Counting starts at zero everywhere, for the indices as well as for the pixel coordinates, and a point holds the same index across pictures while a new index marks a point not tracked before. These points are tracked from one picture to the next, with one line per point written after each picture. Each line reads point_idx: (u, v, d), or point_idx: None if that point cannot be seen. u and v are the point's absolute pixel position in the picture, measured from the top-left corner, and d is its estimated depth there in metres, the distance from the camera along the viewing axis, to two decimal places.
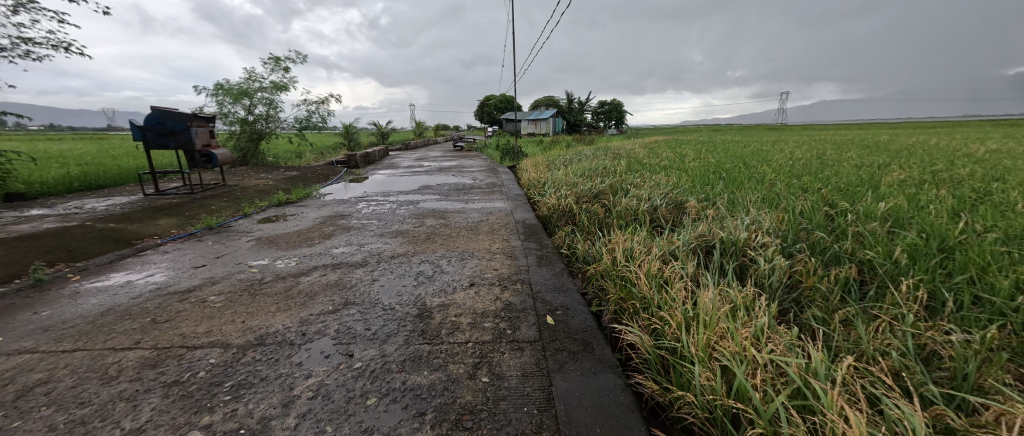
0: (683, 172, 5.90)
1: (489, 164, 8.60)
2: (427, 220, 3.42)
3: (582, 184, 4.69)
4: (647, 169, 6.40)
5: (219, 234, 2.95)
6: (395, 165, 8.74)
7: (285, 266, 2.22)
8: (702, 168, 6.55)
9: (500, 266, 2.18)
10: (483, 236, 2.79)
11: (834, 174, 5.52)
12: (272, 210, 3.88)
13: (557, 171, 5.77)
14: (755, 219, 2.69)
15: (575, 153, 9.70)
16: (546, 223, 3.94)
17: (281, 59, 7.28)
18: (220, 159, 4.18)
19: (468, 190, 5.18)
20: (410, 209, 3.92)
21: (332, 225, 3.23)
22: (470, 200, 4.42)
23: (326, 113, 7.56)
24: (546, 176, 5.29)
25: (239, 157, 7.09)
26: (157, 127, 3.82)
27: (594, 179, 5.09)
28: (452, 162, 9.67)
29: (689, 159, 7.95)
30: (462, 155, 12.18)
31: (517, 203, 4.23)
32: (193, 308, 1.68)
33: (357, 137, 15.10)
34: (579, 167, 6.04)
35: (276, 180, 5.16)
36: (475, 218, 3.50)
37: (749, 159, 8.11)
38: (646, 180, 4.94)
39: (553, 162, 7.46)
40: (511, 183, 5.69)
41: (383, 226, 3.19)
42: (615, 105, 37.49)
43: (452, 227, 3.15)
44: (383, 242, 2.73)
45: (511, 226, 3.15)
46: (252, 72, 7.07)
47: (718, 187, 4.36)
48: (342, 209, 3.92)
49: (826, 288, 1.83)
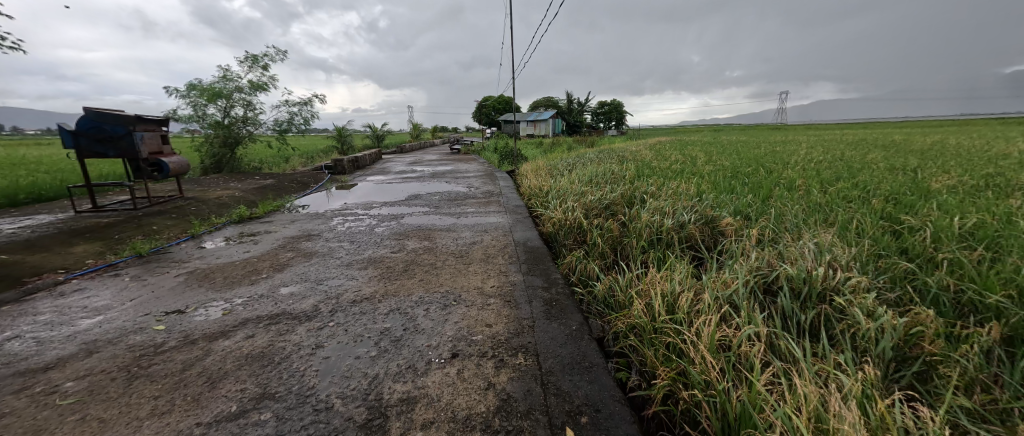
0: (699, 177, 5.36)
1: (486, 169, 8.03)
2: (408, 242, 2.85)
3: (590, 194, 4.12)
4: (660, 174, 5.83)
5: (147, 264, 2.38)
6: (386, 170, 8.15)
7: (203, 321, 1.65)
8: (720, 172, 5.97)
9: (495, 319, 1.60)
10: (474, 268, 2.21)
11: (870, 179, 4.96)
12: (229, 229, 3.31)
13: (560, 178, 5.20)
14: (818, 243, 2.13)
15: (578, 155, 9.17)
16: (551, 242, 3.38)
17: (260, 57, 6.77)
18: (171, 168, 3.63)
19: (462, 200, 4.62)
20: (391, 226, 3.35)
21: (292, 251, 2.65)
22: (462, 213, 3.85)
23: (310, 115, 7.01)
24: (549, 184, 4.72)
25: (211, 163, 6.49)
26: (92, 132, 3.24)
27: (604, 188, 4.51)
28: (448, 166, 9.10)
29: (701, 163, 7.40)
30: (458, 159, 11.56)
31: (516, 217, 3.67)
32: (24, 411, 1.10)
33: (350, 140, 14.54)
34: (586, 174, 5.46)
35: (245, 191, 4.59)
36: (467, 238, 2.92)
37: (765, 162, 7.57)
38: (663, 189, 4.36)
39: (556, 166, 6.88)
40: (509, 192, 5.12)
41: (354, 252, 2.62)
42: (615, 106, 37.06)
43: (437, 252, 2.57)
44: (346, 277, 2.16)
45: (509, 251, 2.57)
46: (228, 70, 6.56)
47: (748, 197, 3.79)
48: (312, 227, 3.36)
49: (968, 362, 1.27)
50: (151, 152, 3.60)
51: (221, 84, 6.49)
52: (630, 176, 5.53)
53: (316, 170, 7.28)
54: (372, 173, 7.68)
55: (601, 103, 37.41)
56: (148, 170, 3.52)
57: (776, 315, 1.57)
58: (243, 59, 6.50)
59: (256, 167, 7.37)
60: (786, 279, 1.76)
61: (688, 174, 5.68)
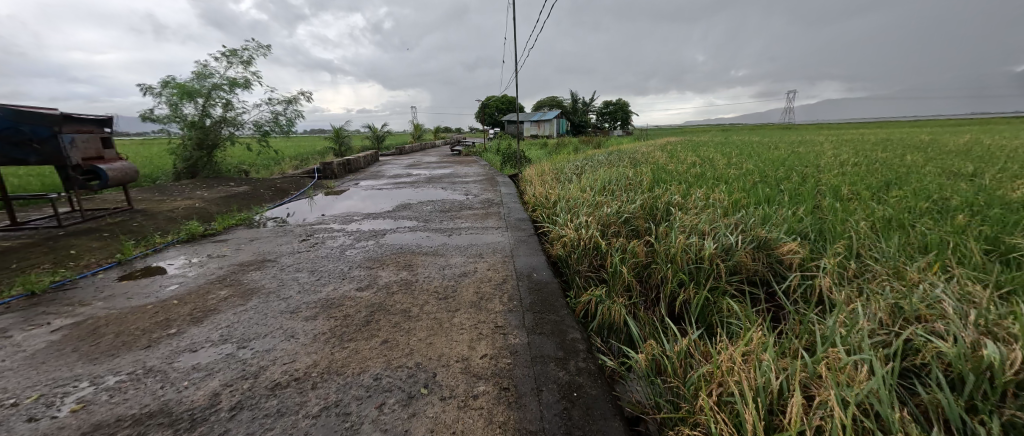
0: (726, 184, 4.74)
1: (487, 173, 7.43)
2: (381, 272, 2.25)
3: (606, 206, 3.51)
4: (681, 181, 5.19)
5: (31, 309, 1.81)
6: (379, 174, 7.57)
7: (28, 430, 1.05)
8: (748, 178, 5.32)
9: (484, 434, 1.00)
10: (459, 323, 1.61)
11: (928, 186, 4.29)
12: (172, 251, 2.74)
13: (569, 185, 4.59)
14: (944, 287, 1.51)
15: (586, 158, 8.54)
16: (561, 267, 2.78)
17: (241, 52, 6.24)
18: (110, 177, 3.09)
19: (458, 211, 4.03)
20: (367, 247, 2.76)
21: (229, 286, 2.06)
22: (455, 230, 3.25)
23: (295, 114, 6.46)
24: (557, 193, 4.12)
25: (184, 168, 5.91)
26: (7, 134, 2.68)
27: (620, 198, 3.88)
28: (447, 170, 8.52)
29: (722, 166, 6.78)
30: (460, 161, 11.01)
31: (518, 234, 3.08)
32: None
33: (347, 141, 14.00)
34: (598, 180, 4.85)
35: (209, 200, 4.03)
36: (456, 268, 2.32)
37: (792, 164, 6.92)
38: (691, 199, 3.73)
39: (562, 170, 6.27)
40: (512, 201, 4.51)
41: (308, 289, 2.02)
42: (621, 106, 36.42)
43: (414, 291, 1.97)
44: (281, 334, 1.55)
45: (509, 290, 1.97)
46: (205, 66, 6.03)
47: (797, 211, 3.16)
48: (272, 248, 2.78)
49: None
50: (86, 158, 3.05)
51: (197, 80, 5.94)
52: (648, 183, 4.90)
53: (302, 176, 6.70)
54: (363, 178, 7.10)
55: (606, 103, 36.74)
56: (81, 179, 2.97)
57: (943, 433, 0.96)
58: (222, 53, 5.96)
59: (237, 172, 6.80)
60: (933, 359, 1.14)
61: (713, 181, 5.05)
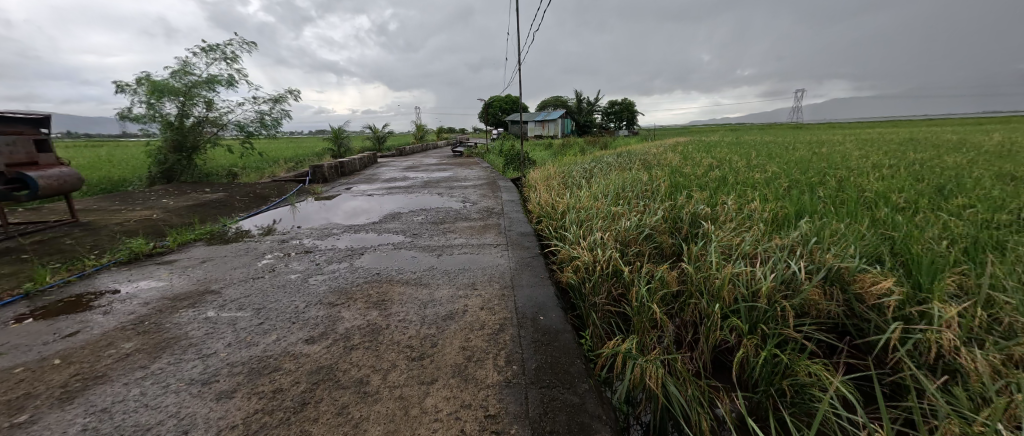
0: (755, 190, 4.23)
1: (488, 177, 6.93)
2: (344, 311, 1.75)
3: (623, 220, 3.00)
4: (703, 187, 4.66)
5: None
6: (373, 178, 7.10)
7: None
8: (778, 183, 4.78)
9: None
10: (434, 411, 1.11)
11: (991, 192, 3.75)
12: (103, 276, 2.28)
13: (578, 192, 4.08)
14: None
15: (594, 159, 8.04)
16: (573, 295, 2.28)
17: (224, 47, 5.79)
18: (42, 187, 2.64)
19: (452, 222, 3.55)
20: (336, 273, 2.27)
21: (142, 334, 1.58)
22: (446, 248, 2.75)
23: (282, 113, 6.01)
24: (565, 201, 3.61)
25: (159, 172, 5.44)
26: None
27: (639, 209, 3.38)
28: (445, 173, 8.04)
29: (743, 169, 6.25)
30: (461, 162, 10.55)
31: (520, 254, 2.59)
32: None
33: (345, 143, 13.56)
34: (611, 186, 4.33)
35: (172, 210, 3.57)
36: (440, 305, 1.82)
37: (819, 166, 6.38)
38: (722, 211, 3.21)
39: (569, 174, 5.76)
40: (514, 211, 4.00)
41: (242, 340, 1.53)
42: (626, 106, 35.80)
43: (379, 345, 1.47)
44: (172, 430, 1.06)
45: (506, 344, 1.46)
46: (185, 62, 5.59)
47: (854, 226, 2.66)
48: (223, 273, 2.31)
49: None
50: (13, 165, 2.60)
51: (176, 77, 5.49)
52: (666, 190, 4.37)
53: (289, 180, 6.24)
54: (355, 182, 6.62)
55: (612, 102, 36.15)
56: (4, 190, 2.51)
57: None
58: (202, 48, 5.50)
59: (221, 176, 6.35)
60: None
61: (739, 186, 4.51)
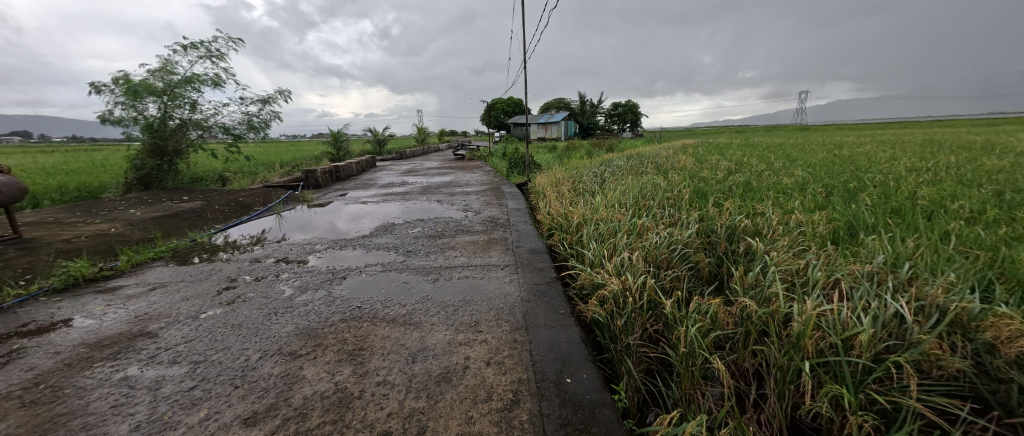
0: (788, 198, 3.82)
1: (491, 182, 6.50)
2: (307, 369, 1.33)
3: (651, 236, 2.58)
4: (729, 194, 4.22)
5: None
6: (369, 183, 6.69)
7: None
8: (813, 190, 4.33)
9: None
10: None
11: None
12: (24, 309, 1.86)
13: (594, 201, 3.65)
14: None
15: (602, 163, 7.65)
16: (600, 334, 1.86)
17: (209, 44, 5.43)
18: None
19: (453, 235, 3.14)
20: (308, 307, 1.85)
21: (26, 407, 1.16)
22: (445, 270, 2.33)
23: (272, 114, 5.63)
24: (581, 213, 3.18)
25: (136, 178, 5.05)
26: None
27: (665, 220, 2.96)
28: (446, 177, 7.63)
29: (764, 173, 5.86)
30: (463, 166, 10.17)
31: (532, 278, 2.18)
32: None
33: (344, 146, 13.20)
34: (629, 194, 3.90)
35: (135, 222, 3.16)
36: (434, 359, 1.39)
37: (846, 170, 5.97)
38: (764, 224, 2.77)
39: (579, 180, 5.36)
40: (522, 222, 3.56)
41: (158, 418, 1.11)
42: (630, 108, 35.46)
43: (345, 432, 1.04)
44: None
45: (525, 431, 1.04)
46: (168, 59, 5.22)
47: (929, 244, 2.24)
48: (171, 304, 1.89)
49: None
50: None
51: (158, 75, 5.12)
52: (690, 199, 3.94)
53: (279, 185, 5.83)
54: (350, 188, 6.21)
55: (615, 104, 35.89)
56: None
57: None
58: (186, 44, 5.14)
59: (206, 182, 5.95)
60: None
61: (771, 194, 4.06)
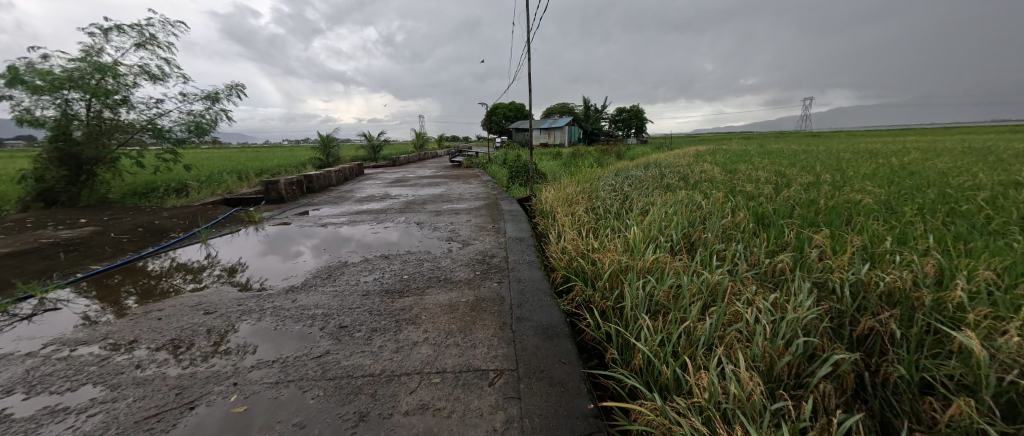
0: (890, 228, 2.78)
1: (488, 196, 5.45)
2: None
3: (745, 309, 1.54)
4: (803, 224, 3.16)
5: None
6: (344, 197, 5.69)
7: None
8: (914, 214, 3.25)
9: None
10: None
11: None
12: None
13: (626, 235, 2.62)
14: None
15: (618, 174, 6.64)
16: None
17: (141, 28, 4.43)
18: None
19: (423, 289, 2.10)
20: None
21: None
22: (385, 383, 1.28)
23: (223, 113, 4.79)
24: (615, 257, 2.13)
25: (40, 192, 4.05)
26: None
27: (744, 273, 1.93)
28: (437, 189, 6.61)
29: (820, 187, 4.83)
30: (459, 175, 9.20)
31: (546, 415, 1.13)
32: None
33: (333, 153, 12.25)
34: (672, 223, 2.85)
35: None
36: None
37: (918, 184, 4.94)
38: (917, 285, 1.72)
39: (596, 196, 4.34)
40: (524, 263, 2.50)
41: None
42: (636, 113, 34.53)
43: None
44: None
45: None
46: (88, 46, 4.25)
47: None
48: None
49: None
50: None
51: (74, 64, 4.15)
52: (755, 230, 2.88)
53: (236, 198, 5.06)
54: (318, 204, 5.19)
55: (620, 110, 35.07)
56: None
57: None
58: (109, 27, 4.19)
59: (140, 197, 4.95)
60: None
61: (865, 222, 2.98)
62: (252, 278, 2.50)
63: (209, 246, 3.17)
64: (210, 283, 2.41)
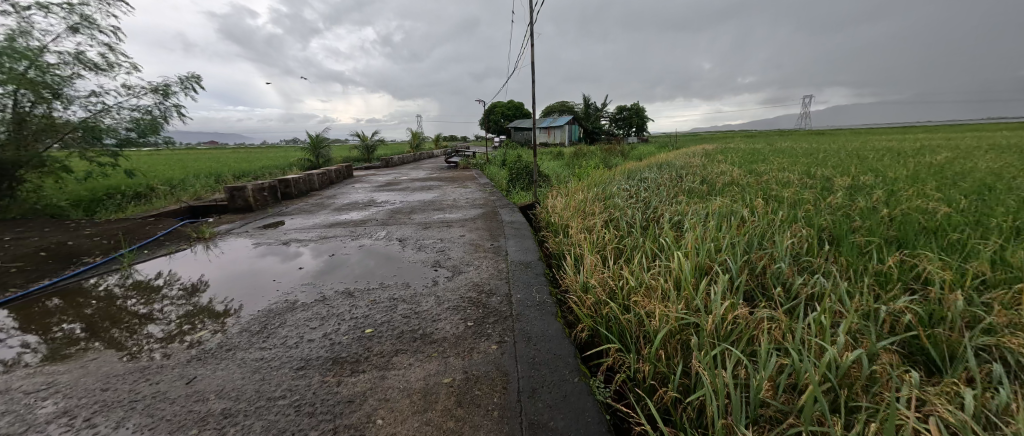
0: (1010, 250, 2.12)
1: (486, 204, 4.78)
2: None
3: (928, 427, 0.89)
4: (885, 245, 2.49)
5: None
6: (322, 205, 5.03)
7: None
8: (1021, 231, 2.58)
9: None
10: None
11: None
12: None
13: (669, 266, 1.95)
14: None
15: (630, 176, 5.98)
16: None
17: (76, 9, 3.81)
18: None
19: (387, 356, 1.43)
20: None
21: None
22: None
23: (177, 108, 4.19)
24: (667, 310, 1.46)
25: None
26: None
27: (870, 338, 1.28)
28: (430, 194, 5.94)
29: (869, 193, 4.19)
30: (455, 177, 8.53)
31: None
32: None
33: (324, 153, 11.56)
34: (725, 247, 2.19)
35: None
36: None
37: (980, 187, 4.30)
38: None
39: (612, 204, 3.69)
40: (531, 307, 1.82)
41: None
42: (637, 111, 33.89)
43: None
44: None
45: None
46: (8, 31, 3.60)
47: None
48: None
49: None
50: None
51: None
52: (832, 255, 2.21)
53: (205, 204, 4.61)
54: (290, 214, 4.53)
55: (621, 108, 34.46)
56: None
57: None
58: (32, 6, 3.56)
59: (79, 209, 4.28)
60: None
61: (972, 242, 2.32)
62: (168, 322, 1.88)
63: (131, 275, 2.52)
64: (134, 319, 1.91)
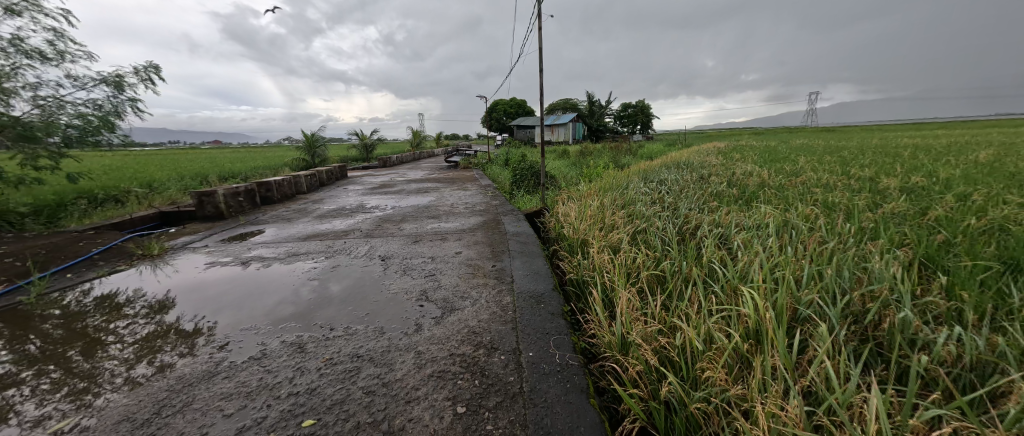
0: None
1: (488, 210, 4.22)
2: None
3: None
4: (1005, 272, 1.91)
5: None
6: (304, 212, 4.49)
7: None
8: None
9: None
10: None
11: None
12: None
13: (743, 312, 1.39)
14: None
15: (648, 177, 5.39)
16: None
17: None
18: None
19: None
20: None
21: None
22: None
23: (133, 103, 3.67)
24: (777, 412, 0.90)
25: None
26: None
27: None
28: (426, 197, 5.38)
29: (935, 197, 3.57)
30: (456, 178, 7.95)
31: None
32: None
33: (319, 152, 11.04)
34: (808, 280, 1.62)
35: None
36: None
37: None
38: None
39: (635, 212, 3.12)
40: (550, 378, 1.26)
41: None
42: (644, 108, 33.14)
43: None
44: None
45: None
46: None
47: None
48: None
49: None
50: None
51: None
52: (954, 288, 1.63)
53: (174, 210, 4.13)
54: (265, 223, 4.00)
55: (626, 106, 33.73)
56: None
57: None
58: None
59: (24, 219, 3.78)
60: None
61: None
62: (81, 368, 1.47)
63: (82, 295, 2.16)
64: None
